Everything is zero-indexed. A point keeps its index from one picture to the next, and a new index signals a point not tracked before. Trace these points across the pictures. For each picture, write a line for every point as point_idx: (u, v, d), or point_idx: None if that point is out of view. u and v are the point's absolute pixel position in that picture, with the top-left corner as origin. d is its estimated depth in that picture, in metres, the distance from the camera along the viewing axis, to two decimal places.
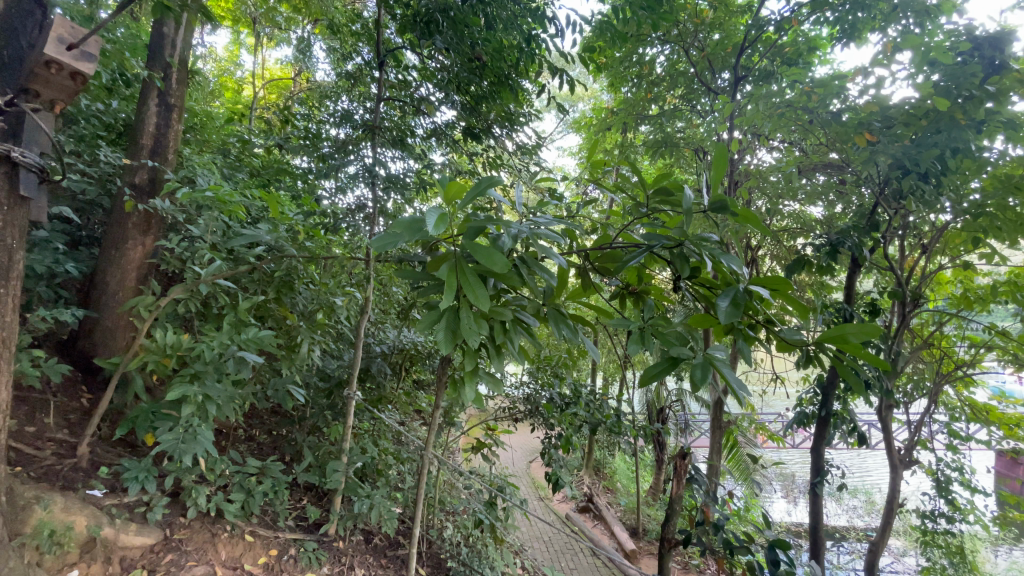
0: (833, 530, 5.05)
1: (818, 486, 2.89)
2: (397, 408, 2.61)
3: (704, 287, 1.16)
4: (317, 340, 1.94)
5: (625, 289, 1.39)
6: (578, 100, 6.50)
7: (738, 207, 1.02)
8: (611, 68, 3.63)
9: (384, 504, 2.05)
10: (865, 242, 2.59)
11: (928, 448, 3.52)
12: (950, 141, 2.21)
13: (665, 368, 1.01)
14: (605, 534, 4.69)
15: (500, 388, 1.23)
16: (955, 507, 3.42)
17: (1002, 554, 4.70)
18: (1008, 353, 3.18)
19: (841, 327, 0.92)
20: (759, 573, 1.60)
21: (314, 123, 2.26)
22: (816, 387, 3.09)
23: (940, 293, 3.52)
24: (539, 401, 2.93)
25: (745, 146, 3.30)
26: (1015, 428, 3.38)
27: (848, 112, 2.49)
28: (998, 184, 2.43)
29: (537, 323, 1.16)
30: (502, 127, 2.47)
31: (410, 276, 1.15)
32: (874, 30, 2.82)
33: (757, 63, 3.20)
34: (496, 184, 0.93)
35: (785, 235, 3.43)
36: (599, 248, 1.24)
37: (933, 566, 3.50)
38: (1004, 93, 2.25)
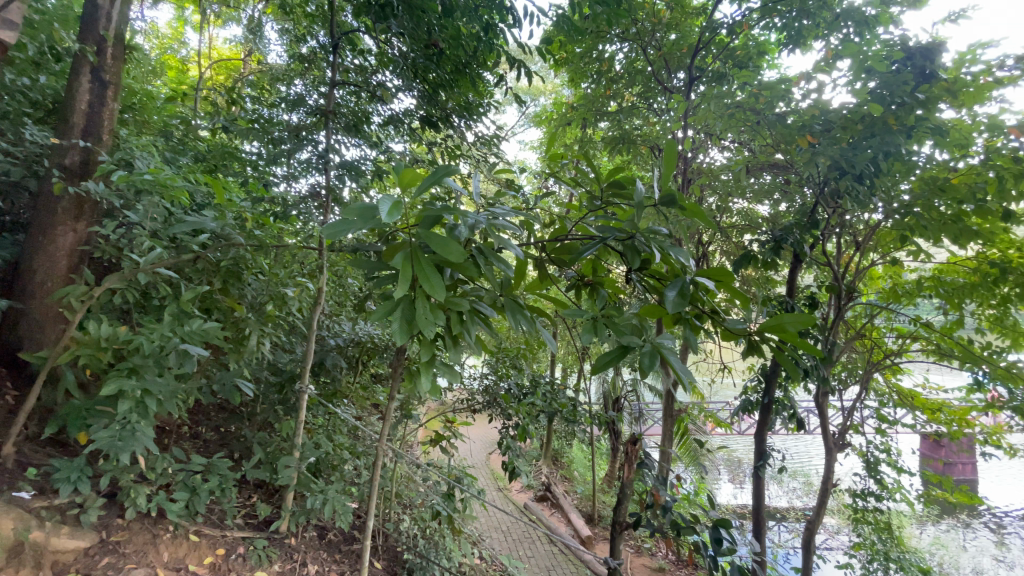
0: (774, 510, 5.36)
1: (760, 469, 3.05)
2: (352, 401, 2.56)
3: (654, 279, 1.20)
4: (267, 332, 1.87)
5: (580, 281, 1.41)
6: (539, 95, 6.52)
7: (686, 201, 1.06)
8: (571, 62, 3.65)
9: (338, 499, 2.01)
10: (806, 239, 2.75)
11: (859, 432, 3.78)
12: (882, 145, 2.37)
13: (616, 356, 1.04)
14: (562, 521, 4.79)
15: (457, 379, 1.21)
16: (883, 485, 3.69)
17: (924, 530, 5.10)
18: (931, 344, 3.45)
19: (779, 317, 0.98)
20: (703, 552, 1.68)
21: (266, 106, 2.16)
22: (760, 376, 3.26)
23: (872, 288, 3.78)
24: (497, 392, 2.94)
25: (698, 144, 3.41)
26: (937, 413, 3.67)
27: (792, 115, 2.63)
28: (925, 186, 2.61)
29: (495, 313, 1.15)
30: (461, 117, 2.48)
31: (363, 266, 1.12)
32: (818, 37, 2.96)
33: (711, 64, 3.30)
34: (453, 172, 0.92)
35: (733, 232, 3.58)
36: (555, 239, 1.25)
37: (863, 541, 3.76)
38: (932, 100, 2.41)
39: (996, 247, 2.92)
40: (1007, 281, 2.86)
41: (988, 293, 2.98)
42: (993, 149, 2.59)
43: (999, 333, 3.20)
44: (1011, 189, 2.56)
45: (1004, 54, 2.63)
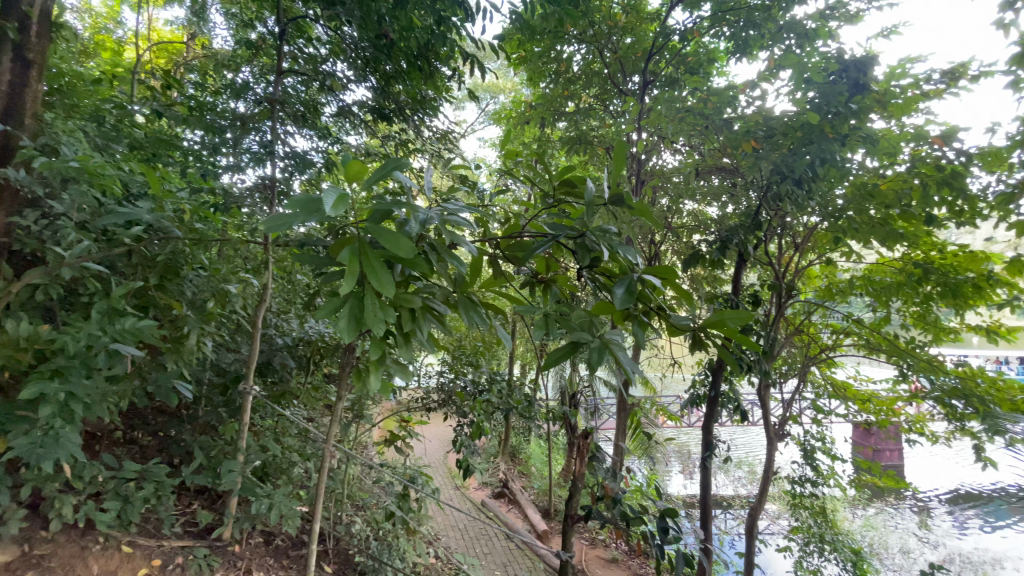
0: (721, 499, 5.60)
1: (707, 460, 3.19)
2: (302, 402, 2.48)
3: (605, 276, 1.22)
4: (209, 331, 1.78)
5: (534, 278, 1.42)
6: (498, 93, 6.52)
7: (633, 200, 1.09)
8: (529, 61, 3.67)
9: (286, 503, 1.95)
10: (749, 240, 2.89)
11: (798, 422, 4.01)
12: (820, 152, 2.52)
13: (566, 352, 1.05)
14: (519, 517, 4.83)
15: (409, 378, 1.18)
16: (818, 472, 3.92)
17: (856, 512, 5.47)
18: (862, 340, 3.69)
19: (721, 313, 1.02)
20: (650, 540, 1.75)
21: (209, 94, 2.06)
22: (708, 371, 3.39)
23: (810, 287, 4.00)
24: (452, 390, 2.93)
25: (651, 147, 3.50)
26: (867, 403, 3.94)
27: (738, 121, 2.75)
28: (857, 191, 2.79)
29: (448, 311, 1.13)
30: (416, 112, 2.45)
31: (310, 262, 1.08)
32: (763, 48, 3.10)
33: (664, 69, 3.40)
34: (403, 166, 0.91)
35: (684, 232, 3.71)
36: (509, 236, 1.25)
37: (801, 525, 4.00)
38: (864, 111, 2.56)
39: (919, 249, 3.16)
40: (929, 280, 3.11)
41: (912, 291, 3.22)
42: (917, 158, 2.80)
43: (921, 328, 3.47)
44: (933, 195, 2.77)
45: (929, 69, 2.85)
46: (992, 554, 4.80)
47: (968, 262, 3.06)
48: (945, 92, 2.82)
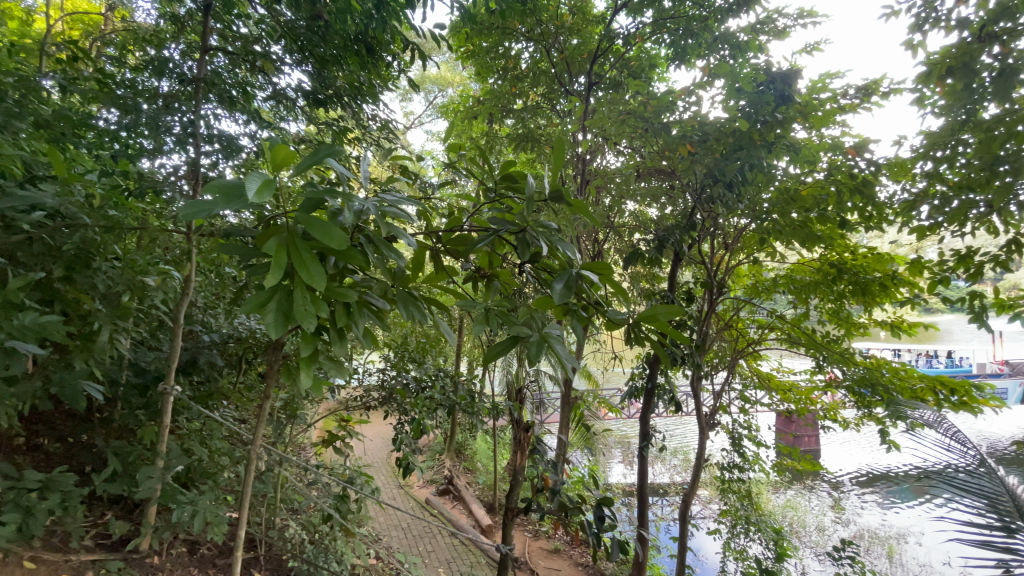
0: (658, 486, 5.86)
1: (644, 449, 3.32)
2: (232, 402, 2.36)
3: (546, 271, 1.23)
4: (125, 327, 1.64)
5: (477, 273, 1.40)
6: (446, 86, 6.46)
7: (571, 196, 1.11)
8: (477, 56, 3.64)
9: (212, 508, 1.84)
10: (685, 240, 3.04)
11: (727, 412, 4.26)
12: (748, 158, 2.67)
13: (506, 346, 1.04)
14: (464, 513, 4.83)
15: (345, 375, 1.13)
16: (745, 458, 4.18)
17: (779, 494, 5.89)
18: (784, 334, 3.97)
19: (654, 307, 1.05)
20: (586, 529, 1.82)
21: (127, 70, 1.90)
22: (645, 365, 3.54)
23: (738, 285, 4.21)
24: (394, 387, 2.87)
25: (595, 147, 3.58)
26: (787, 393, 4.24)
27: (676, 125, 2.87)
28: (781, 196, 2.99)
29: (387, 305, 1.09)
30: (354, 100, 2.37)
31: (237, 252, 1.02)
32: (700, 57, 3.25)
33: (608, 72, 3.49)
34: (336, 153, 0.88)
35: (625, 230, 3.82)
36: (450, 228, 1.22)
37: (729, 508, 4.25)
38: (788, 121, 2.72)
39: (834, 251, 3.44)
40: (842, 279, 3.39)
41: (828, 289, 3.50)
42: (834, 166, 3.03)
43: (835, 323, 3.77)
44: (846, 201, 3.02)
45: (846, 85, 3.09)
46: (897, 529, 5.40)
47: (875, 262, 3.36)
48: (859, 107, 3.08)
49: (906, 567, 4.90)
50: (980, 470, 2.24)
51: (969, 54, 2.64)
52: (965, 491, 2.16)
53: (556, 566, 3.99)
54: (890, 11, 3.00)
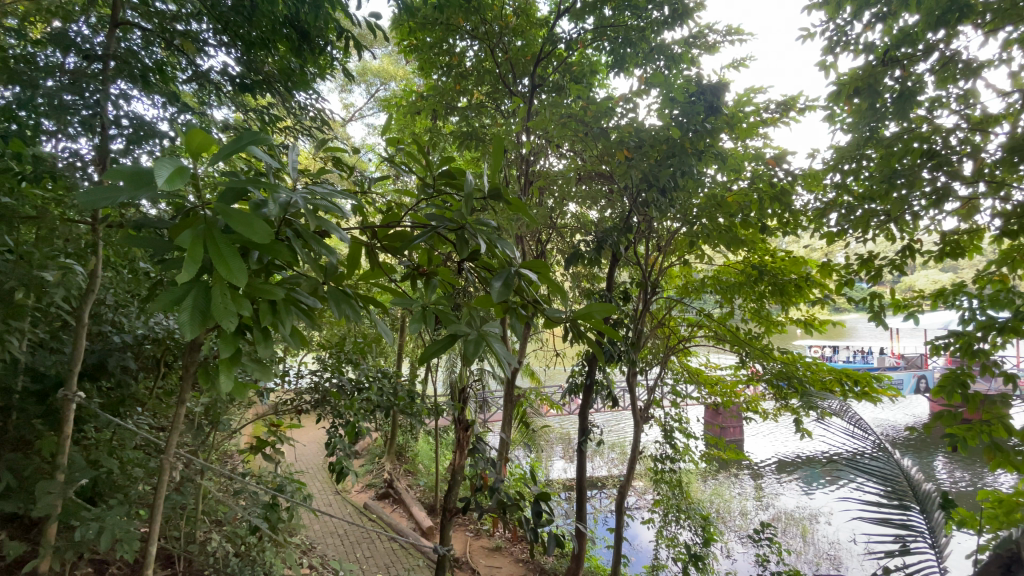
0: (596, 480, 6.04)
1: (583, 444, 3.41)
2: (147, 409, 2.18)
3: (485, 270, 1.21)
4: (17, 327, 1.47)
5: (415, 270, 1.35)
6: (389, 79, 6.31)
7: (510, 195, 1.11)
8: (420, 50, 3.57)
9: (122, 523, 1.69)
10: (621, 241, 3.16)
11: (660, 406, 4.45)
12: (680, 165, 2.82)
13: (443, 344, 1.01)
14: (403, 516, 4.75)
15: (272, 377, 1.07)
16: (676, 450, 4.39)
17: (707, 482, 6.25)
18: (711, 331, 4.21)
19: (590, 305, 1.07)
20: (522, 524, 1.84)
21: (25, 42, 1.71)
22: (584, 362, 3.63)
23: (670, 285, 4.40)
24: (327, 389, 2.77)
25: (538, 148, 3.62)
26: (715, 387, 4.50)
27: (615, 131, 2.96)
28: (709, 201, 3.17)
29: (317, 303, 1.03)
30: (284, 89, 2.27)
31: (149, 246, 0.94)
32: (638, 66, 3.37)
33: (551, 76, 3.54)
34: (260, 142, 0.83)
35: (567, 231, 3.88)
36: (386, 224, 1.16)
37: (661, 498, 4.46)
38: (717, 131, 2.89)
39: (755, 254, 3.69)
40: (763, 280, 3.65)
41: (750, 290, 3.75)
42: (757, 175, 3.25)
43: (757, 321, 4.04)
44: (767, 208, 3.24)
45: (768, 100, 3.32)
46: (810, 511, 5.88)
47: (792, 265, 3.65)
48: (780, 120, 3.32)
49: (817, 545, 5.34)
50: (879, 452, 2.43)
51: (873, 76, 2.91)
52: (868, 474, 2.38)
53: (496, 564, 4.01)
54: (807, 34, 3.25)
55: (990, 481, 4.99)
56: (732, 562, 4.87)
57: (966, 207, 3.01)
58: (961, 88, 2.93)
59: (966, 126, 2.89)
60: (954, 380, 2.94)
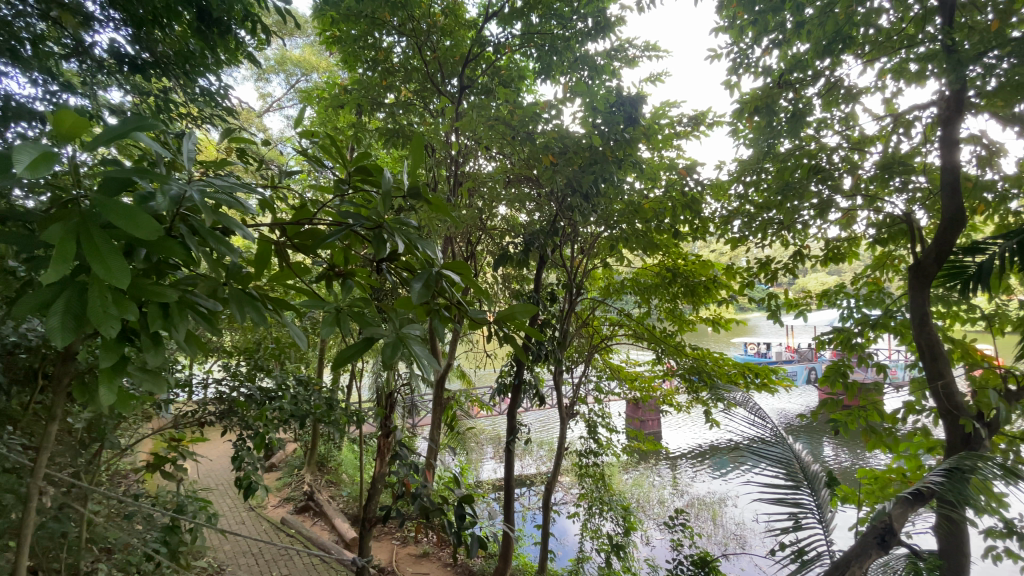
0: (524, 478, 6.13)
1: (511, 444, 3.44)
2: (17, 427, 1.90)
3: (406, 270, 1.17)
4: None
5: (330, 271, 1.26)
6: (311, 70, 6.02)
7: (429, 193, 1.08)
8: (344, 42, 3.40)
9: None
10: (548, 244, 3.27)
11: (584, 403, 4.59)
12: (602, 172, 2.93)
13: (358, 349, 0.95)
14: (324, 529, 4.55)
15: (164, 388, 0.96)
16: (600, 445, 4.55)
17: (628, 474, 6.56)
18: (631, 331, 4.41)
19: (512, 305, 1.05)
20: (445, 528, 1.83)
21: None
22: (512, 363, 3.68)
23: (594, 287, 4.56)
24: (234, 399, 2.58)
25: (466, 149, 3.60)
26: (635, 383, 4.73)
27: (541, 135, 3.03)
28: (628, 207, 3.33)
29: (217, 306, 0.95)
30: (180, 73, 2.15)
31: (12, 240, 0.83)
32: (563, 73, 3.46)
33: (479, 78, 3.55)
34: (148, 129, 0.75)
35: (496, 233, 3.75)
36: (297, 220, 1.09)
37: (585, 492, 4.61)
38: (636, 141, 3.01)
39: (671, 258, 3.93)
40: (677, 282, 3.93)
41: (665, 290, 4.02)
42: (671, 184, 3.47)
43: (671, 320, 4.29)
44: (680, 214, 3.46)
45: (681, 113, 3.55)
46: (720, 495, 6.36)
47: (701, 268, 3.93)
48: (691, 133, 3.56)
49: (725, 527, 5.78)
50: (775, 438, 2.67)
51: (770, 97, 3.18)
52: (767, 460, 2.61)
53: (423, 571, 3.94)
54: (714, 54, 3.51)
55: (867, 459, 5.67)
56: (651, 549, 5.14)
57: (846, 217, 3.40)
58: (842, 112, 3.31)
59: (846, 146, 3.27)
60: (838, 370, 3.30)
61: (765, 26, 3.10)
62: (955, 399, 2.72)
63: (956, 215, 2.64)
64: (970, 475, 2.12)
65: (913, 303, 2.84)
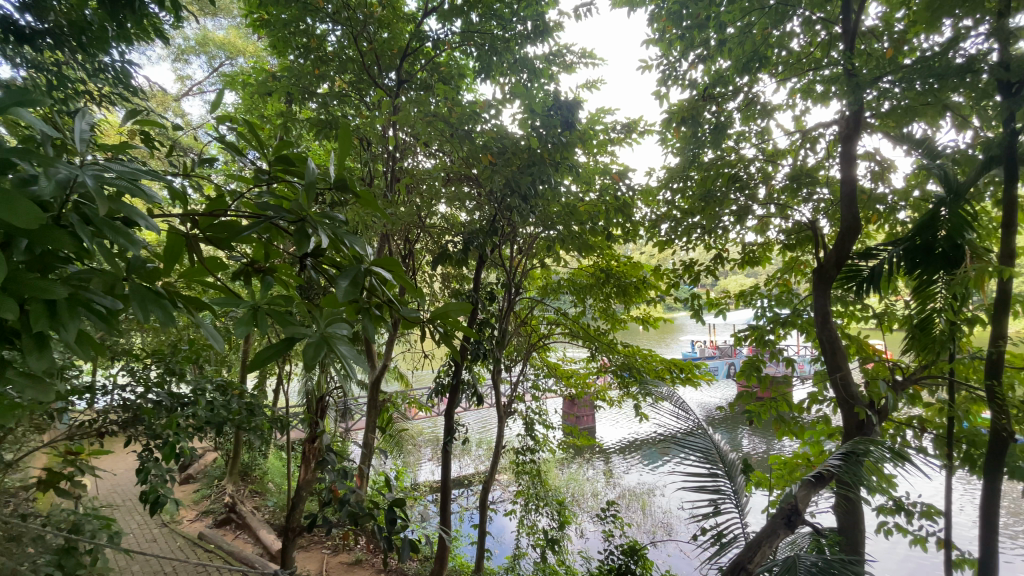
0: (462, 478, 6.12)
1: (448, 444, 3.41)
2: None
3: (333, 266, 1.11)
4: None
5: (248, 266, 1.18)
6: (236, 54, 5.66)
7: (357, 186, 1.03)
8: (272, 26, 3.22)
9: None
10: (486, 243, 3.28)
11: (521, 401, 4.64)
12: (539, 174, 2.97)
13: (277, 349, 0.87)
14: (248, 542, 4.29)
15: (51, 396, 0.86)
16: (538, 442, 4.63)
17: (564, 469, 6.72)
18: (566, 330, 4.51)
19: (446, 303, 1.02)
20: (376, 533, 1.78)
21: None
22: (450, 363, 3.64)
23: (532, 286, 4.63)
24: (139, 407, 2.36)
25: (404, 145, 3.53)
26: (571, 380, 4.84)
27: (479, 135, 3.01)
28: (564, 209, 3.40)
29: (116, 304, 0.85)
30: (76, 46, 1.96)
31: None
32: (502, 74, 3.48)
33: (418, 73, 3.49)
34: (32, 104, 0.67)
35: (435, 231, 3.69)
36: (210, 210, 1.00)
37: (522, 489, 4.66)
38: (571, 145, 3.08)
39: (605, 259, 4.07)
40: (610, 283, 4.07)
41: (600, 290, 4.15)
42: (605, 188, 3.60)
43: (605, 319, 4.43)
44: (613, 217, 3.59)
45: (616, 120, 3.69)
46: (650, 485, 6.67)
47: (632, 269, 4.11)
48: (624, 140, 3.70)
49: (654, 515, 6.08)
50: (697, 430, 2.85)
51: (696, 108, 3.38)
52: (690, 451, 2.76)
53: None
54: (646, 65, 3.67)
55: (778, 446, 6.16)
56: (584, 541, 5.30)
57: (761, 223, 3.67)
58: (759, 127, 3.57)
59: (762, 158, 3.53)
60: (751, 366, 3.53)
61: (691, 42, 3.26)
62: (851, 389, 3.00)
63: (852, 223, 2.88)
64: (864, 458, 2.36)
65: (817, 302, 3.08)
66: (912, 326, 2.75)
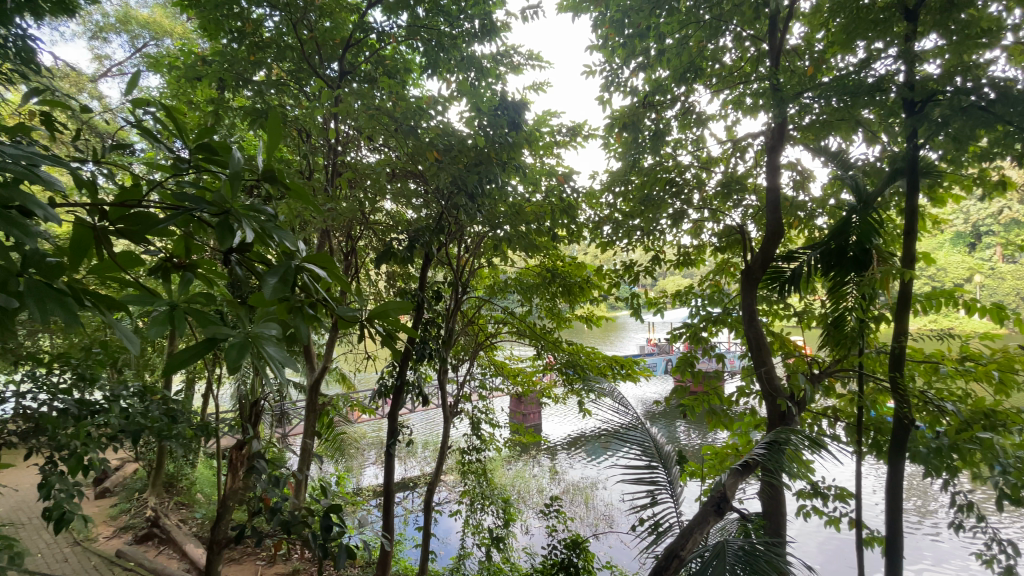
0: (407, 481, 6.01)
1: (390, 446, 3.33)
2: None
3: (262, 264, 1.04)
4: None
5: (167, 261, 1.09)
6: (162, 35, 5.31)
7: (288, 179, 0.98)
8: (202, 7, 3.03)
9: None
10: (432, 241, 3.23)
11: (468, 401, 4.62)
12: (485, 173, 2.96)
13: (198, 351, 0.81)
14: (172, 558, 4.00)
15: None
16: (483, 441, 4.63)
17: (509, 467, 6.76)
18: (512, 329, 4.54)
19: (385, 301, 0.99)
20: (310, 541, 1.71)
21: None
22: (394, 363, 3.56)
23: (480, 285, 4.62)
24: (42, 416, 2.14)
25: (346, 138, 3.42)
26: (517, 378, 4.88)
27: (425, 131, 2.96)
28: (509, 209, 3.42)
29: (9, 303, 0.76)
30: None
31: None
32: (449, 72, 3.45)
33: (361, 66, 3.39)
34: None
35: (379, 229, 3.61)
36: (122, 201, 0.92)
37: (468, 489, 4.62)
38: (518, 145, 3.10)
39: (550, 259, 4.13)
40: (555, 282, 4.14)
41: (545, 289, 4.21)
42: (550, 190, 3.67)
43: (550, 318, 4.49)
44: (558, 218, 3.66)
45: (561, 123, 3.76)
46: (593, 480, 6.85)
47: (576, 269, 4.21)
48: (569, 143, 3.78)
49: (597, 509, 6.25)
50: (635, 424, 2.96)
51: (636, 114, 3.51)
52: (629, 444, 2.86)
53: None
54: (590, 70, 3.78)
55: (711, 438, 6.52)
56: (529, 537, 5.37)
57: (697, 227, 3.86)
58: (694, 135, 3.76)
59: (697, 165, 3.72)
60: (686, 360, 3.76)
61: (632, 50, 3.37)
62: (774, 382, 3.22)
63: (775, 228, 3.10)
64: (785, 447, 2.54)
65: (745, 301, 3.28)
66: (828, 324, 2.97)
